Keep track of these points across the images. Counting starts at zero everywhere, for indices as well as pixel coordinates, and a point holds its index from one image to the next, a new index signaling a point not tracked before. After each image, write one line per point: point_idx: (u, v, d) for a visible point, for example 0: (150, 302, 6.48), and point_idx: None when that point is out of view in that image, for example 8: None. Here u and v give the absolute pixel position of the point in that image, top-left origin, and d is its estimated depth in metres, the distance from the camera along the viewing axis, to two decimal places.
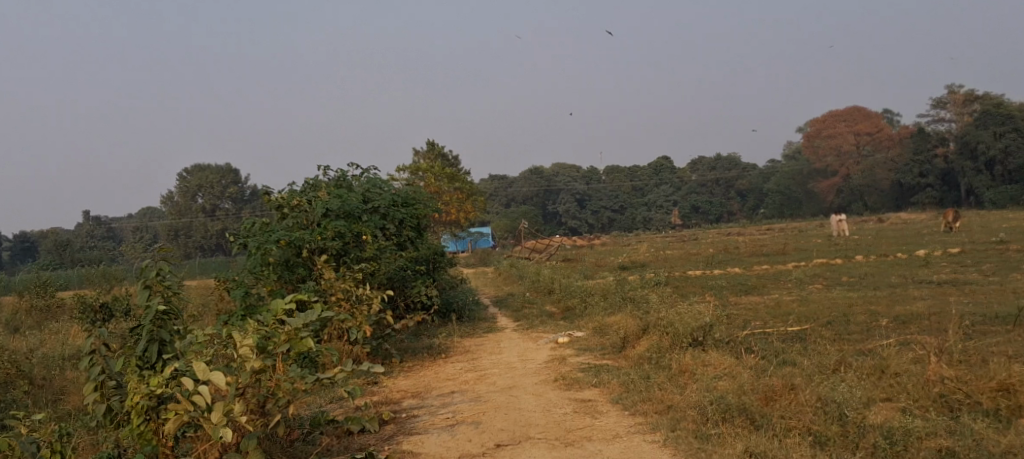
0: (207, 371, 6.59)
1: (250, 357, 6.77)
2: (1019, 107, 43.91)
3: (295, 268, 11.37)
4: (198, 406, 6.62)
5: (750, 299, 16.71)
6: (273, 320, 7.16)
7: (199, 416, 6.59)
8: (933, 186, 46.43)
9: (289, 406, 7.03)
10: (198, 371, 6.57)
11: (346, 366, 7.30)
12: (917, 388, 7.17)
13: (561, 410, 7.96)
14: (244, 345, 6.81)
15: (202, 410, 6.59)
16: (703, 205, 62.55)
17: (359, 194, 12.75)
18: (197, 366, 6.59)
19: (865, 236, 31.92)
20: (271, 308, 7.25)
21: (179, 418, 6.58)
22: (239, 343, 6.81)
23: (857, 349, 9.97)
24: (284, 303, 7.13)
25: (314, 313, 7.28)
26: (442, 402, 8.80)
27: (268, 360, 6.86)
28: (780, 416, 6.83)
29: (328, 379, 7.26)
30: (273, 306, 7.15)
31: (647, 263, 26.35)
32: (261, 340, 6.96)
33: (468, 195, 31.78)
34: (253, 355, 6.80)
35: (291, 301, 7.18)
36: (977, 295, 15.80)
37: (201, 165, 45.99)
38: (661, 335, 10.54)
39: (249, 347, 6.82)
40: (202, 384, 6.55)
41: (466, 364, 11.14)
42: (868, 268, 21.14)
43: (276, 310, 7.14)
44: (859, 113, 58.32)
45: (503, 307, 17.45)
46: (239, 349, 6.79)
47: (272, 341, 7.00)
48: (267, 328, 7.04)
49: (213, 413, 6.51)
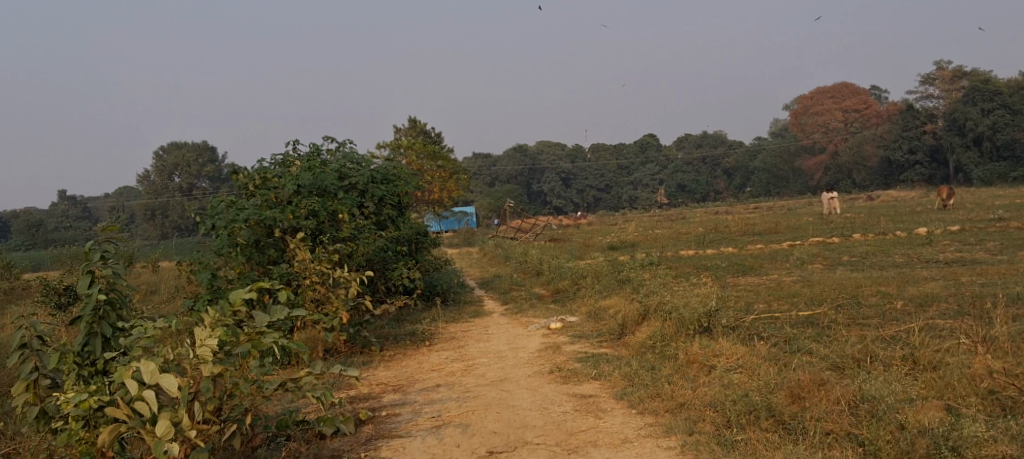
0: (157, 374, 5.60)
1: (209, 358, 5.79)
2: (1008, 83, 43.19)
3: (266, 249, 10.49)
4: (140, 415, 5.63)
5: (749, 280, 15.92)
6: (231, 311, 6.20)
7: (140, 427, 5.60)
8: (922, 163, 45.76)
9: (248, 414, 6.09)
10: (146, 374, 5.57)
11: (313, 369, 6.36)
12: (964, 382, 6.36)
13: (560, 408, 7.08)
14: (204, 346, 5.82)
15: (144, 421, 5.61)
16: (690, 184, 61.65)
17: (334, 171, 11.81)
18: (145, 368, 5.59)
19: (858, 214, 31.15)
20: (231, 298, 6.26)
21: (115, 428, 5.56)
22: (198, 342, 5.83)
23: (877, 336, 9.18)
24: (248, 294, 6.19)
25: (281, 308, 6.40)
26: (426, 398, 7.90)
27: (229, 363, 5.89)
28: (813, 419, 6.05)
29: (294, 384, 6.31)
30: (233, 296, 6.18)
31: (636, 242, 25.53)
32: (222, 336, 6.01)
33: (451, 173, 30.75)
34: (212, 356, 5.82)
35: (257, 292, 6.25)
36: (987, 274, 15.01)
37: (179, 144, 44.72)
38: (663, 320, 9.68)
39: (208, 348, 5.83)
40: (150, 391, 5.58)
41: (452, 353, 10.25)
42: (867, 247, 20.34)
43: (236, 302, 6.18)
44: (847, 89, 57.78)
45: (489, 290, 16.55)
46: (196, 348, 5.80)
47: (231, 339, 6.08)
48: (227, 323, 6.05)
49: (158, 425, 5.54)
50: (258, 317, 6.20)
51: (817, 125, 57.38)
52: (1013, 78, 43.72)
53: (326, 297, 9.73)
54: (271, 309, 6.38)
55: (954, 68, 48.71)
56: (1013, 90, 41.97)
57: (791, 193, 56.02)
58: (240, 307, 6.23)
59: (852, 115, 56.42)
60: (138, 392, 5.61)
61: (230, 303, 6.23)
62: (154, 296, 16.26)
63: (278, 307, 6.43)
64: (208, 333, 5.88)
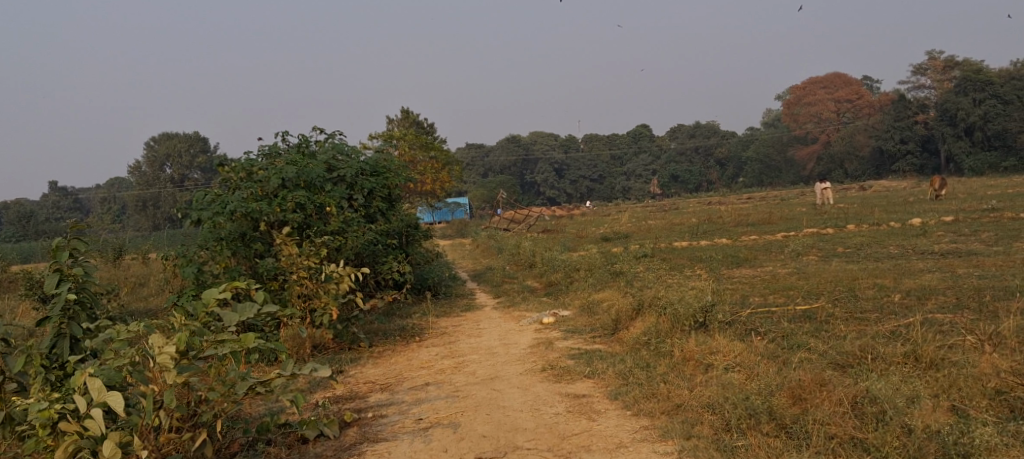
0: (104, 392, 5.36)
1: (170, 367, 5.55)
2: (999, 73, 43.06)
3: (252, 243, 10.19)
4: (93, 432, 5.37)
5: (744, 272, 15.69)
6: (204, 312, 6.00)
7: (91, 445, 5.34)
8: (914, 153, 45.51)
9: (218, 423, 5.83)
10: (94, 391, 5.33)
11: (286, 371, 6.09)
12: (969, 382, 6.14)
13: (552, 409, 6.85)
14: (163, 353, 5.58)
15: (97, 439, 5.36)
16: (682, 174, 61.28)
17: (322, 162, 11.52)
18: (91, 386, 5.35)
19: (851, 204, 30.97)
20: (203, 299, 6.04)
21: (68, 445, 5.30)
22: (156, 350, 5.59)
23: (876, 332, 8.96)
24: (221, 294, 5.97)
25: (253, 307, 6.17)
26: (414, 398, 7.66)
27: (189, 371, 5.63)
28: (816, 421, 5.84)
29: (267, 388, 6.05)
30: (205, 296, 5.97)
31: (629, 233, 25.27)
32: (187, 342, 5.76)
33: (444, 164, 30.43)
34: (173, 364, 5.58)
35: (230, 290, 6.03)
36: (984, 266, 14.81)
37: (170, 134, 44.26)
38: (657, 316, 9.45)
39: (167, 356, 5.60)
40: (98, 408, 5.34)
41: (443, 349, 10.00)
42: (862, 238, 20.13)
43: (209, 302, 5.97)
44: (839, 79, 57.73)
45: (481, 283, 16.29)
46: (154, 357, 5.58)
47: (197, 343, 5.84)
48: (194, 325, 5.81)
49: (105, 446, 5.29)
50: (226, 319, 5.98)
51: (810, 115, 57.24)
52: (1004, 68, 43.59)
53: (314, 293, 9.49)
54: (244, 308, 6.15)
55: (946, 58, 48.59)
56: (1004, 80, 41.85)
57: (784, 183, 55.81)
58: (213, 308, 6.01)
59: (844, 105, 56.35)
60: (88, 409, 5.36)
61: (203, 303, 6.03)
62: (143, 289, 15.98)
63: (250, 305, 6.20)
64: (165, 341, 5.63)
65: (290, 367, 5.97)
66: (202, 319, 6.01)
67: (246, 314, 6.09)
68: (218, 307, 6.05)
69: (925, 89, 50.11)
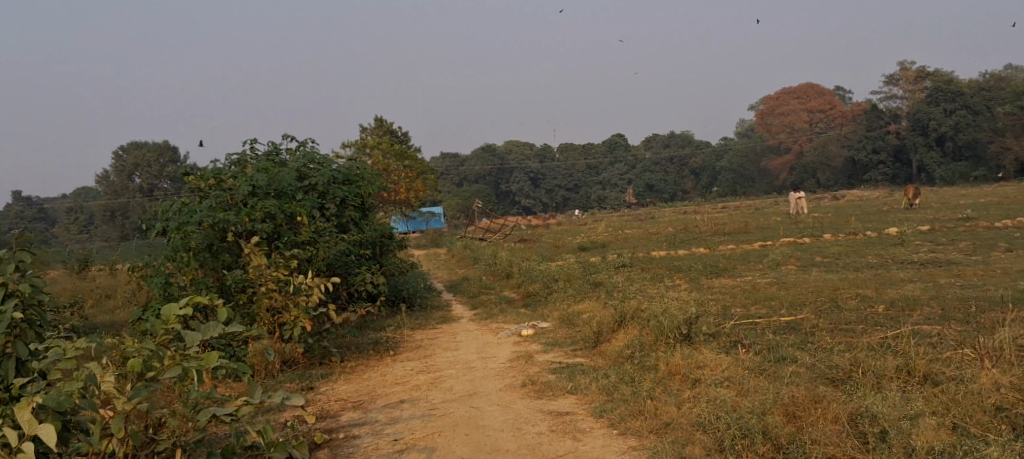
0: (38, 423, 4.95)
1: (116, 393, 5.29)
2: (969, 84, 43.35)
3: (219, 255, 9.74)
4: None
5: (723, 282, 15.47)
6: (163, 329, 5.63)
7: None
8: (886, 163, 45.81)
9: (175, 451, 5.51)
10: (25, 423, 4.92)
11: (253, 398, 5.69)
12: (968, 397, 5.89)
13: (534, 428, 6.58)
14: (106, 382, 5.34)
15: None
16: (657, 183, 61.17)
17: (293, 171, 11.13)
18: (23, 417, 4.94)
19: (826, 214, 30.95)
20: (163, 316, 5.67)
21: None
22: (99, 379, 5.34)
23: (863, 344, 8.73)
24: (181, 310, 5.60)
25: (218, 326, 5.77)
26: (389, 417, 7.35)
27: (139, 397, 5.34)
28: (813, 441, 5.61)
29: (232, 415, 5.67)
30: (164, 314, 5.60)
31: (606, 242, 25.05)
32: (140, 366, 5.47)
33: (418, 174, 30.03)
34: (119, 391, 5.32)
35: (191, 307, 5.66)
36: (965, 276, 14.66)
37: (139, 144, 43.51)
38: (641, 329, 9.17)
39: (111, 383, 5.36)
40: (30, 442, 4.93)
41: (418, 363, 9.66)
42: (839, 247, 19.99)
43: (169, 319, 5.60)
44: (812, 90, 58.14)
45: (457, 294, 15.92)
46: (100, 384, 5.33)
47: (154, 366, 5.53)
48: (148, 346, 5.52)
49: None
50: (188, 338, 5.60)
51: (782, 125, 57.50)
52: (973, 79, 43.92)
53: (284, 306, 9.14)
54: (208, 327, 5.76)
55: (916, 69, 48.81)
56: (973, 91, 42.16)
57: (757, 193, 56.02)
58: (173, 325, 5.64)
59: (817, 116, 56.71)
60: (20, 443, 4.95)
61: (162, 320, 5.67)
62: (108, 301, 15.48)
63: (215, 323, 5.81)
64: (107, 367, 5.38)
65: (253, 392, 5.57)
66: (163, 337, 5.64)
67: (210, 334, 5.70)
68: (179, 325, 5.69)
69: (897, 99, 50.40)
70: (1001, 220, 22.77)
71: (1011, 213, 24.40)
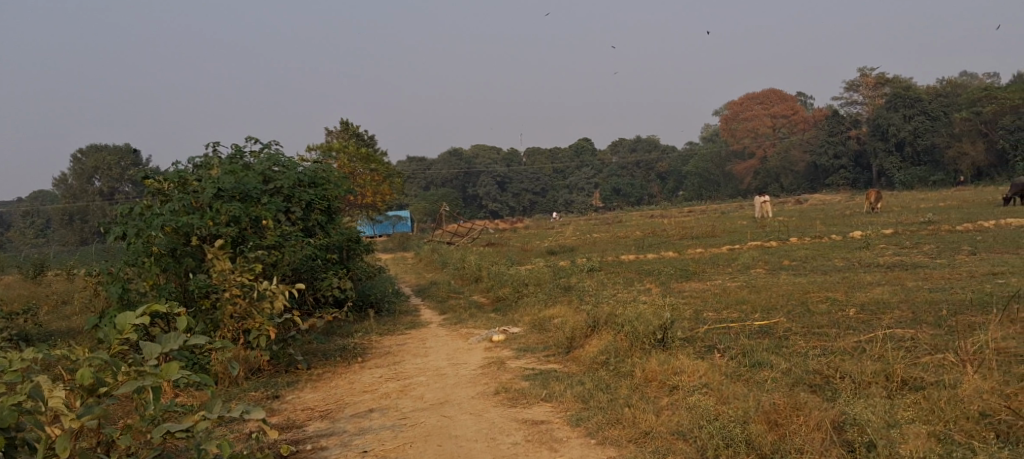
0: None
1: (63, 411, 5.03)
2: (928, 90, 43.85)
3: (182, 259, 9.45)
4: None
5: (694, 286, 15.36)
6: (118, 339, 5.36)
7: None
8: (847, 167, 46.22)
9: None
10: None
11: (210, 413, 5.37)
12: (953, 403, 5.81)
13: (508, 439, 6.50)
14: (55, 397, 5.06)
15: None
16: (624, 187, 61.18)
17: (258, 173, 10.84)
18: None
19: (791, 217, 31.08)
20: (117, 325, 5.36)
21: None
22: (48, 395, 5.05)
23: (838, 348, 8.64)
24: (138, 319, 5.33)
25: (179, 336, 5.49)
26: (358, 427, 7.14)
27: (89, 418, 5.09)
28: (796, 450, 5.59)
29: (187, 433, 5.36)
30: (119, 323, 5.32)
31: (574, 246, 24.91)
32: (92, 379, 5.19)
33: (384, 177, 29.74)
34: (66, 408, 5.05)
35: (149, 318, 5.38)
36: (933, 279, 14.67)
37: (98, 146, 42.65)
38: (615, 334, 9.01)
39: (59, 400, 5.09)
40: None
41: (387, 370, 9.44)
42: (806, 251, 20.01)
43: (124, 329, 5.32)
44: (775, 95, 58.46)
45: (425, 298, 15.65)
46: (46, 400, 5.05)
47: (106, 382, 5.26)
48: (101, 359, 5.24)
49: None
50: (145, 350, 5.32)
51: (746, 130, 57.92)
52: (932, 86, 44.46)
53: (247, 313, 8.91)
54: (165, 338, 5.47)
55: (877, 74, 49.14)
56: (931, 97, 42.68)
57: (722, 197, 56.30)
58: (129, 335, 5.37)
59: (780, 121, 57.11)
60: None
61: (116, 329, 5.39)
62: (64, 308, 15.06)
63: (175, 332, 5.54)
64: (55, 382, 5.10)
65: (211, 409, 5.27)
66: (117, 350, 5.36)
67: (168, 345, 5.43)
68: (135, 334, 5.43)
69: (858, 105, 50.88)
70: (964, 224, 22.94)
71: (972, 217, 24.60)
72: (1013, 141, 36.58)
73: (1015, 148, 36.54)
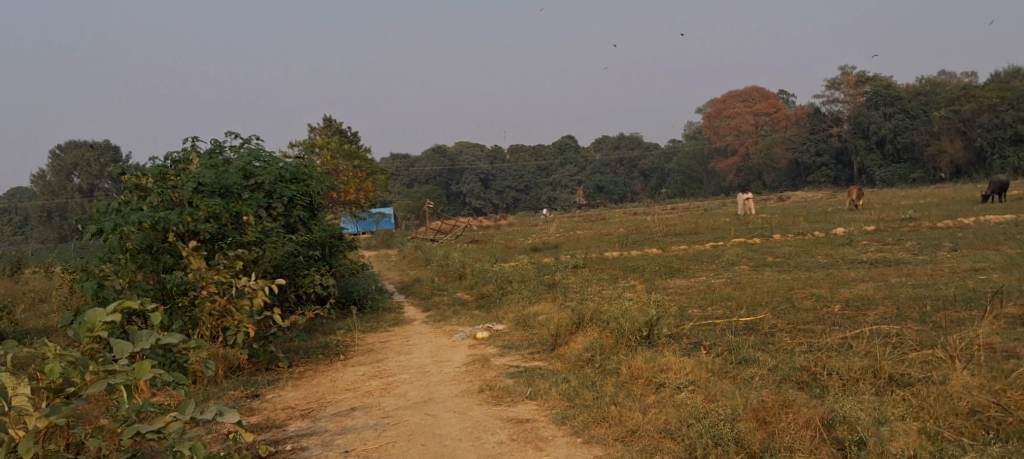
0: None
1: (29, 410, 4.94)
2: (908, 88, 44.00)
3: (159, 256, 9.28)
4: None
5: (678, 283, 15.29)
6: (87, 337, 5.25)
7: None
8: (828, 165, 46.36)
9: None
10: None
11: (182, 413, 5.28)
12: (941, 400, 5.75)
13: (494, 437, 6.39)
14: (19, 395, 4.96)
15: None
16: (607, 185, 61.13)
17: (239, 168, 10.67)
18: None
19: (774, 215, 31.12)
20: (86, 322, 5.25)
21: None
22: (12, 393, 4.96)
23: (823, 344, 8.59)
24: (108, 316, 5.23)
25: (151, 333, 5.40)
26: (339, 426, 7.02)
27: (55, 418, 5.00)
28: (785, 449, 5.54)
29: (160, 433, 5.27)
30: (89, 320, 5.21)
31: (557, 243, 24.82)
32: (57, 379, 5.10)
33: (368, 174, 29.56)
34: (32, 407, 4.96)
35: (119, 315, 5.28)
36: (916, 275, 14.66)
37: (77, 142, 42.17)
38: (600, 331, 8.93)
39: (25, 398, 4.99)
40: None
41: (370, 368, 9.31)
42: (790, 248, 20.00)
43: (94, 326, 5.22)
44: (757, 93, 58.50)
45: (408, 295, 15.51)
46: (11, 399, 4.96)
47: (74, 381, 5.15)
48: (68, 358, 5.13)
49: None
50: (116, 347, 5.22)
51: (729, 128, 57.89)
52: (912, 84, 44.64)
53: (226, 310, 8.78)
54: (136, 336, 5.37)
55: (858, 73, 49.11)
56: (911, 95, 42.88)
57: (705, 194, 56.38)
58: (99, 333, 5.26)
59: (762, 118, 57.26)
60: None
61: (86, 327, 5.28)
62: (42, 305, 14.86)
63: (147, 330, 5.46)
64: (22, 380, 5.00)
65: (182, 409, 5.18)
66: (86, 347, 5.24)
67: (140, 342, 5.33)
68: (105, 332, 5.31)
69: (840, 102, 51.03)
70: (944, 221, 22.95)
71: (952, 214, 24.60)
72: (990, 139, 36.59)
73: (993, 145, 36.54)
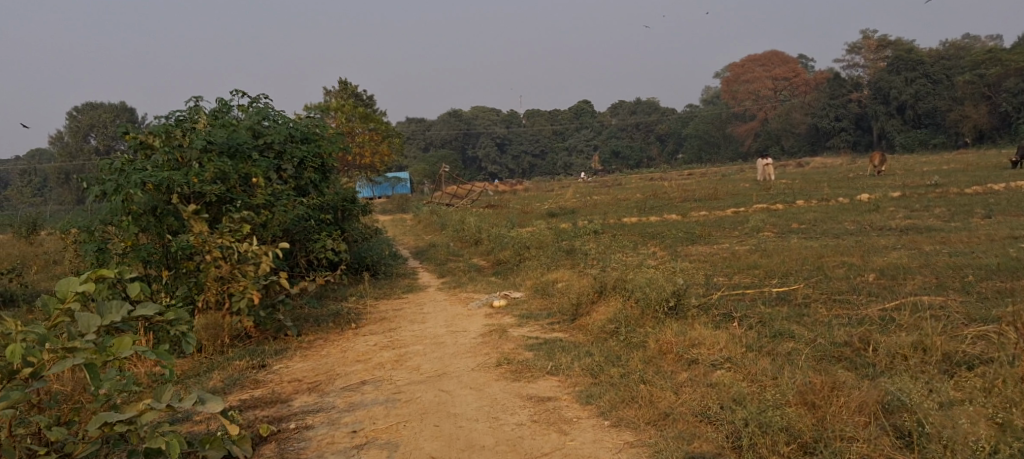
0: None
1: None
2: (931, 52, 42.85)
3: (164, 218, 8.68)
4: None
5: (701, 250, 14.72)
6: (58, 309, 5.18)
7: None
8: (848, 130, 45.25)
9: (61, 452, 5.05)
10: None
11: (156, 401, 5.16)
12: (1011, 383, 5.24)
13: (513, 419, 5.91)
14: None
15: None
16: (624, 150, 59.31)
17: (246, 128, 10.10)
18: None
19: (796, 180, 30.28)
20: (58, 295, 5.20)
21: None
22: None
23: (863, 318, 8.00)
24: (80, 286, 5.20)
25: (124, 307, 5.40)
26: (348, 401, 6.57)
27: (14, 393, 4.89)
28: (842, 437, 5.09)
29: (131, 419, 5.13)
30: (62, 290, 5.19)
31: (575, 209, 24.19)
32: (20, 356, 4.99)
33: (384, 136, 28.94)
34: None
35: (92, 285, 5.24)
36: (950, 243, 13.99)
37: (94, 103, 41.63)
38: (624, 301, 8.38)
39: None
40: None
41: (382, 338, 8.82)
42: (815, 213, 19.38)
43: (65, 296, 5.19)
44: (777, 57, 57.44)
45: (424, 261, 14.98)
46: None
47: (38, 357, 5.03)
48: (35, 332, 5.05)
49: None
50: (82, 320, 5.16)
51: (748, 92, 57.03)
52: (935, 48, 43.50)
53: (231, 276, 8.35)
54: (108, 308, 5.30)
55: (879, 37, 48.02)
56: (935, 59, 41.84)
57: (723, 160, 54.38)
58: (71, 304, 5.21)
59: (781, 83, 56.37)
60: None
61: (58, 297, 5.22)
62: (54, 267, 14.48)
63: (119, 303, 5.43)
64: None
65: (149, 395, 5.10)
66: (55, 318, 5.17)
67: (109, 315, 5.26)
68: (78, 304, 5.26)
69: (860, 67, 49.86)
70: (973, 187, 22.16)
71: (981, 179, 23.84)
72: (1016, 103, 35.89)
73: (1018, 110, 35.89)
